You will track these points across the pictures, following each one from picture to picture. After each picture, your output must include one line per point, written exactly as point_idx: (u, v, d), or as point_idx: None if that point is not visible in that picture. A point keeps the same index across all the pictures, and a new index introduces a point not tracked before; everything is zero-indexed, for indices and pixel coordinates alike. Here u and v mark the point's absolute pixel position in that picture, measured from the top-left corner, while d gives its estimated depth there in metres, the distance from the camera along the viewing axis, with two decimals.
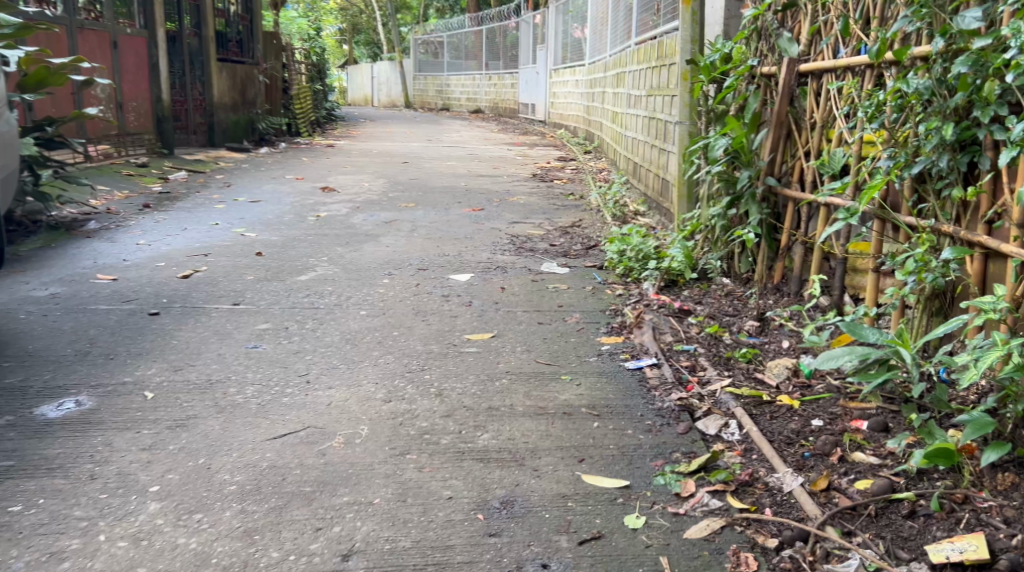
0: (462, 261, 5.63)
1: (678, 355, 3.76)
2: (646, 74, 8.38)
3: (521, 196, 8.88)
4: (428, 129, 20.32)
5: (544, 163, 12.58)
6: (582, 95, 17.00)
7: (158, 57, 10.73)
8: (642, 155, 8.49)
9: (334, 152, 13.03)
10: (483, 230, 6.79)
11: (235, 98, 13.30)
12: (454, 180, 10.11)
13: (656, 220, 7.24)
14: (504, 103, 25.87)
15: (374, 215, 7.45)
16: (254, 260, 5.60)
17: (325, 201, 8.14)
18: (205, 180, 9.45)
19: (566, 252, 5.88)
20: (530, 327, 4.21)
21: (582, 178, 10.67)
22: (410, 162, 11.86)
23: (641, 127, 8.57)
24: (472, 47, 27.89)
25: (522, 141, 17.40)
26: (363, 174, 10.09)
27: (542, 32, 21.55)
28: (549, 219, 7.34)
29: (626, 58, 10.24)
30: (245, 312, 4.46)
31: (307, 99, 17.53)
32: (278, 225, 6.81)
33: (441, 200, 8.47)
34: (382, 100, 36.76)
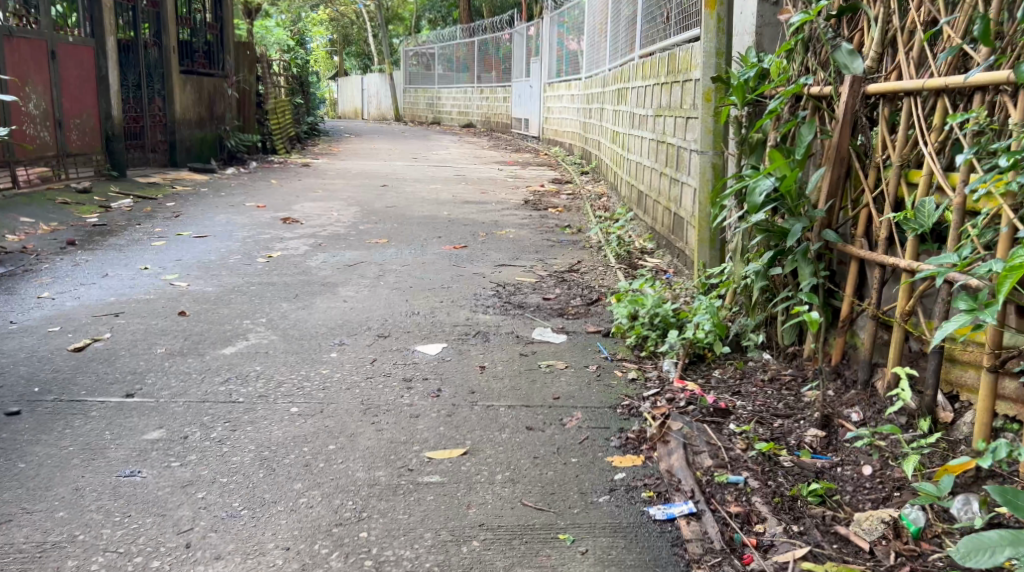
0: (431, 324, 4.54)
1: (723, 494, 2.64)
2: (655, 91, 7.31)
3: (510, 229, 7.81)
4: (415, 145, 19.29)
5: (538, 187, 11.55)
6: (578, 111, 15.94)
7: (107, 69, 9.64)
8: (648, 184, 7.43)
9: (308, 173, 11.96)
10: (463, 277, 5.71)
11: (202, 113, 12.23)
12: (436, 207, 9.04)
13: (667, 262, 6.20)
14: (496, 118, 24.84)
15: (337, 255, 6.39)
16: (174, 323, 4.53)
17: (283, 236, 7.07)
18: (153, 209, 8.37)
19: (561, 311, 4.78)
20: (514, 437, 3.09)
21: (580, 206, 9.60)
22: (390, 185, 10.83)
23: (648, 152, 7.50)
24: (465, 59, 26.86)
25: (515, 159, 16.39)
26: (333, 201, 9.01)
27: (536, 45, 20.50)
28: (542, 261, 6.27)
29: (630, 73, 9.18)
30: (137, 412, 3.38)
31: (286, 112, 16.46)
32: (219, 271, 5.74)
33: (418, 234, 7.38)
34: (372, 113, 35.82)
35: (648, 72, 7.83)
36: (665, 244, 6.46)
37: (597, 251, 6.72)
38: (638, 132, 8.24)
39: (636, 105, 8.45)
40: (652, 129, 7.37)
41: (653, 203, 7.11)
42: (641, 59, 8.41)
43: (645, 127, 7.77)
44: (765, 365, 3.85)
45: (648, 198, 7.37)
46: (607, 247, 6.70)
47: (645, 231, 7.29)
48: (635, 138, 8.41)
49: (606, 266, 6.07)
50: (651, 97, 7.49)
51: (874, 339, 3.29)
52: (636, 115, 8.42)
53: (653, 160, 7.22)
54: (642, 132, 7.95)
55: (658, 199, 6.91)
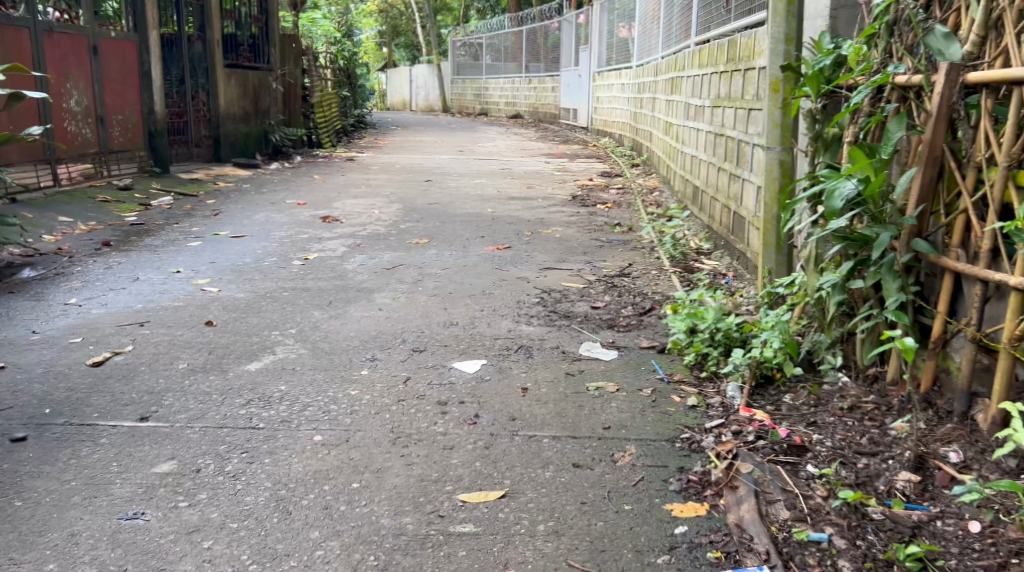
0: (470, 338, 4.21)
1: (804, 557, 2.31)
2: (713, 81, 6.92)
3: (558, 227, 7.45)
4: (462, 137, 19.01)
5: (586, 181, 11.18)
6: (628, 101, 15.52)
7: (150, 64, 9.39)
8: (705, 180, 7.05)
9: (353, 168, 11.74)
10: (507, 283, 5.36)
11: (247, 107, 12.04)
12: (481, 204, 8.72)
13: (725, 265, 5.85)
14: (544, 108, 24.45)
15: (376, 257, 6.10)
16: (200, 334, 4.24)
17: (321, 236, 6.81)
18: (192, 206, 8.15)
19: (611, 322, 4.42)
20: (558, 477, 2.76)
21: (630, 201, 9.22)
22: (435, 180, 10.55)
23: (706, 146, 7.11)
24: (513, 49, 26.49)
25: (563, 151, 16.03)
26: (375, 198, 8.75)
27: (586, 33, 20.06)
28: (592, 264, 5.90)
29: (685, 61, 8.76)
30: (150, 439, 3.11)
31: (331, 104, 16.23)
32: (252, 275, 5.48)
33: (462, 234, 7.05)
34: (420, 105, 35.67)
35: (705, 61, 7.44)
36: (725, 245, 6.08)
37: (649, 252, 6.34)
38: (693, 123, 7.85)
39: (692, 97, 8.06)
40: (710, 121, 6.98)
41: (711, 200, 6.73)
42: (697, 46, 8.01)
43: (702, 118, 7.38)
44: (842, 390, 3.45)
45: (704, 194, 6.99)
46: (662, 248, 6.33)
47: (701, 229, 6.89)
48: (691, 129, 8.02)
49: (662, 270, 5.69)
50: (709, 86, 7.10)
51: (972, 364, 2.84)
52: (692, 106, 8.03)
53: (711, 155, 6.84)
54: (698, 126, 7.57)
55: (716, 195, 6.53)
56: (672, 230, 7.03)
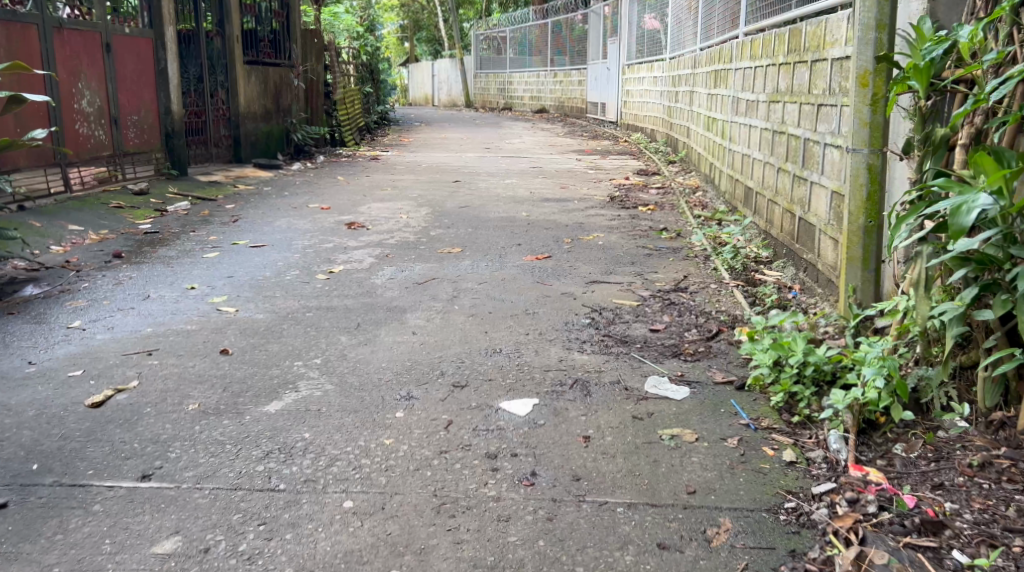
0: (518, 370, 3.71)
1: None
2: (773, 74, 6.45)
3: (600, 233, 6.95)
4: (487, 133, 18.49)
5: (621, 179, 10.68)
6: (661, 95, 14.98)
7: (166, 61, 8.93)
8: (763, 182, 6.59)
9: (378, 167, 11.29)
10: (553, 301, 4.86)
11: (268, 105, 11.61)
12: (514, 208, 8.24)
13: (789, 277, 5.48)
14: (571, 103, 23.89)
15: (406, 269, 5.64)
16: (214, 365, 3.76)
17: (346, 244, 6.35)
18: (210, 211, 7.69)
19: (675, 351, 3.94)
20: (641, 564, 2.35)
21: (672, 202, 8.70)
22: (463, 180, 10.08)
23: (763, 145, 6.65)
24: (538, 42, 25.93)
25: (593, 147, 15.51)
26: (403, 201, 8.30)
27: (614, 25, 19.50)
28: (643, 278, 5.40)
29: (732, 54, 8.27)
30: (153, 505, 2.63)
31: (353, 100, 15.75)
32: (273, 290, 5.01)
33: (498, 242, 6.55)
34: (443, 100, 35.23)
35: (760, 53, 6.97)
36: (791, 256, 5.61)
37: (703, 263, 5.85)
38: (746, 121, 7.37)
39: (744, 92, 7.57)
40: (768, 118, 6.52)
41: (771, 204, 6.27)
42: (749, 38, 7.53)
43: (758, 114, 6.92)
44: (964, 439, 2.97)
45: (763, 197, 6.53)
46: (719, 258, 5.86)
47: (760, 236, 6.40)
48: (742, 126, 7.54)
49: (723, 286, 5.21)
50: (767, 80, 6.64)
51: None
52: (744, 102, 7.55)
53: (771, 155, 6.38)
54: (752, 123, 7.10)
55: (778, 200, 6.07)
56: (726, 238, 6.55)
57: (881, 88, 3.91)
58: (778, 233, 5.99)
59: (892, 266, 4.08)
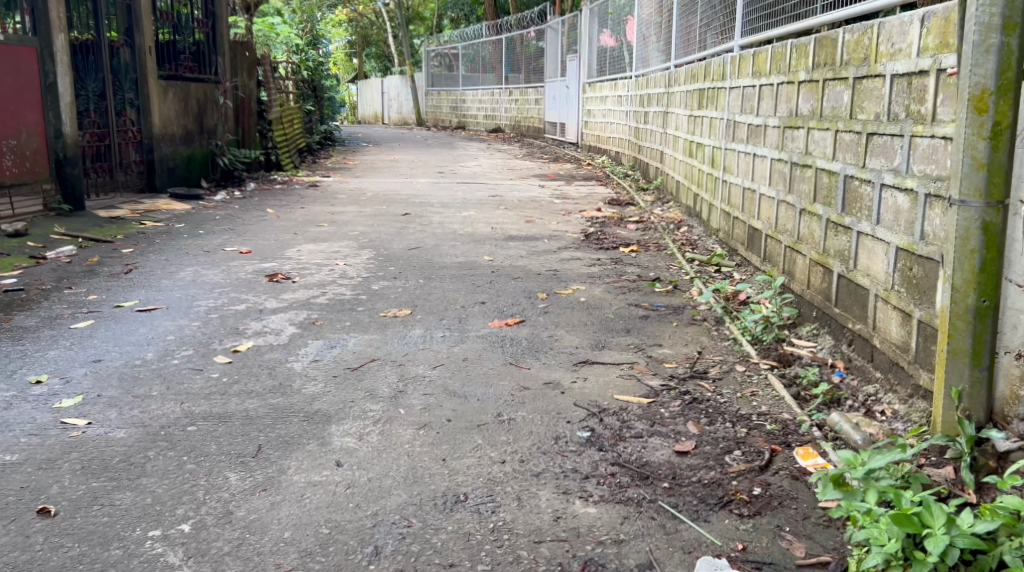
0: (491, 541, 2.47)
1: None
2: (790, 93, 5.34)
3: (580, 285, 5.73)
4: (439, 155, 17.23)
5: (592, 211, 9.51)
6: (627, 114, 13.88)
7: (56, 75, 7.54)
8: (780, 225, 5.46)
9: (315, 197, 9.96)
10: (536, 397, 3.61)
11: (191, 126, 10.18)
12: (474, 249, 6.99)
13: (827, 349, 4.40)
14: (527, 122, 22.74)
15: (337, 344, 4.35)
16: (18, 541, 2.47)
17: (264, 305, 5.05)
18: (102, 257, 6.33)
19: (722, 494, 2.72)
20: None
21: (656, 242, 7.54)
22: (413, 213, 8.82)
23: (778, 179, 5.53)
24: (492, 59, 24.79)
25: (555, 171, 14.36)
26: (341, 242, 7.00)
27: (573, 41, 18.41)
28: (648, 357, 4.17)
29: (726, 71, 7.18)
30: None
31: (293, 120, 14.37)
32: (150, 387, 3.70)
33: (457, 300, 5.29)
34: (394, 118, 33.95)
35: (768, 70, 5.88)
36: (831, 326, 4.47)
37: (716, 331, 4.66)
38: (749, 149, 6.26)
39: (744, 115, 6.47)
40: (784, 147, 5.42)
41: (795, 254, 5.15)
42: (750, 52, 6.45)
43: (766, 141, 5.81)
44: None
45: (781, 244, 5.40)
46: (735, 325, 4.69)
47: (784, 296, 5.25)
48: (744, 157, 6.42)
49: (754, 367, 4.03)
50: (781, 101, 5.53)
51: None
52: (744, 127, 6.45)
53: (790, 193, 5.27)
54: (759, 152, 5.99)
55: (805, 250, 4.94)
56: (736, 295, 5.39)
57: (1005, 115, 2.78)
58: (807, 293, 4.85)
59: (1014, 363, 2.87)
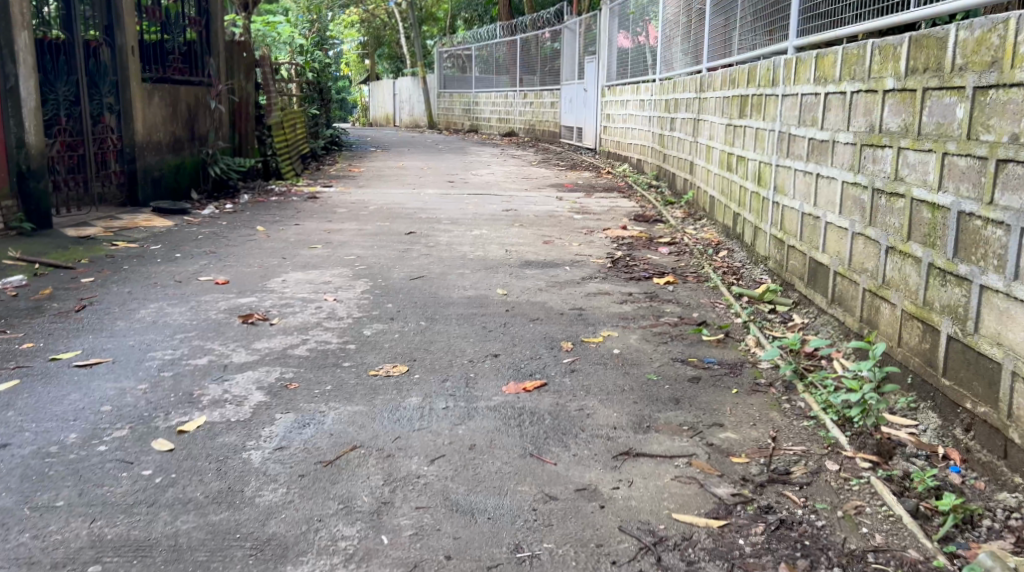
0: None
1: None
2: (870, 103, 4.49)
3: (613, 332, 4.81)
4: (450, 162, 16.34)
5: (617, 229, 8.60)
6: (650, 120, 12.96)
7: (17, 77, 6.64)
8: (855, 262, 4.61)
9: (312, 211, 9.08)
10: (569, 515, 2.72)
11: (182, 133, 9.18)
12: (486, 279, 6.08)
13: (934, 434, 3.52)
14: (542, 126, 21.82)
15: (312, 419, 3.45)
16: None
17: (232, 358, 4.14)
18: (54, 288, 5.42)
19: None
20: None
21: (695, 270, 6.62)
22: (419, 232, 7.92)
23: (852, 208, 4.69)
24: (506, 60, 23.90)
25: (573, 180, 13.45)
26: (333, 269, 6.10)
27: (591, 42, 17.49)
28: (709, 446, 3.26)
29: (777, 76, 6.31)
30: None
31: (294, 124, 13.48)
32: (56, 492, 2.78)
33: (465, 351, 4.37)
34: (405, 120, 33.14)
35: (836, 75, 5.03)
36: (940, 400, 3.60)
37: (789, 404, 3.76)
38: (810, 168, 5.40)
39: (802, 127, 5.61)
40: (862, 169, 4.57)
41: (878, 301, 4.29)
42: (808, 54, 5.60)
43: (835, 160, 4.96)
44: None
45: (858, 285, 4.54)
46: (812, 394, 3.81)
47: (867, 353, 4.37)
48: (802, 176, 5.56)
49: (850, 467, 3.14)
50: (857, 112, 4.69)
51: None
52: (802, 141, 5.59)
53: (871, 225, 4.41)
54: (824, 172, 5.14)
55: (894, 297, 4.09)
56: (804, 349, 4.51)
57: None
58: (901, 351, 3.99)
59: None
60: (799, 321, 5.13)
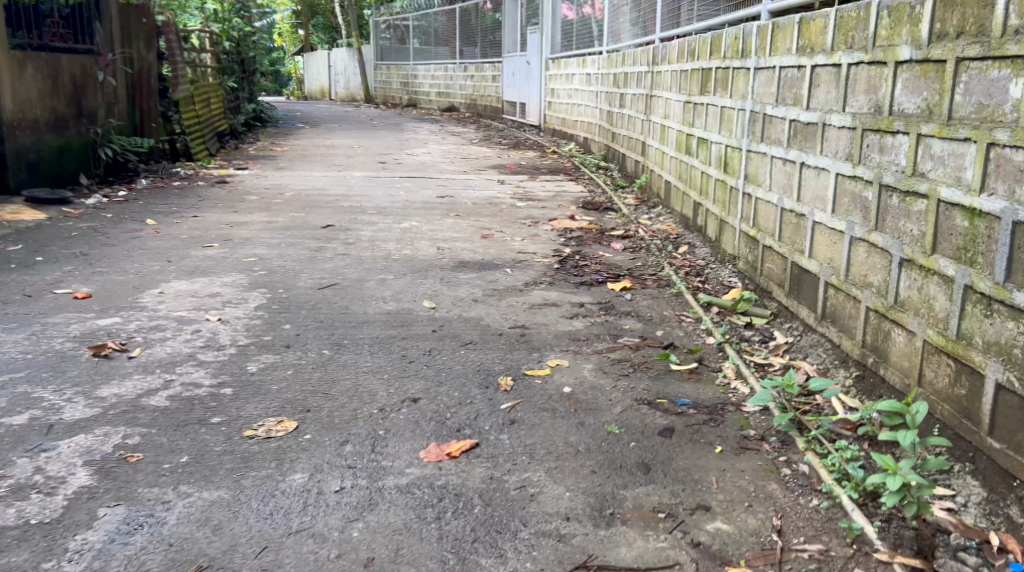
0: None
1: None
2: (875, 78, 3.66)
3: (562, 361, 3.92)
4: (384, 140, 15.27)
5: (564, 219, 7.71)
6: (597, 96, 12.09)
7: None
8: (855, 274, 3.79)
9: (219, 200, 8.03)
10: None
11: (66, 109, 8.02)
12: (411, 287, 5.14)
13: (980, 512, 2.71)
14: (483, 101, 20.82)
15: (149, 517, 2.49)
16: None
17: (62, 412, 3.13)
18: None
19: None
20: None
21: (654, 271, 5.76)
22: (338, 225, 6.93)
23: (850, 206, 3.86)
24: (445, 32, 22.80)
25: (517, 161, 12.52)
26: (227, 277, 5.11)
27: (534, 13, 16.51)
28: (697, 551, 2.41)
29: (747, 46, 5.45)
30: None
31: (207, 99, 12.46)
32: None
33: (376, 394, 3.45)
34: (341, 94, 31.82)
35: (826, 44, 4.19)
36: (984, 464, 2.80)
37: (791, 470, 2.90)
38: (791, 156, 4.57)
39: (780, 106, 4.78)
40: (863, 159, 3.74)
41: (888, 324, 3.48)
42: (787, 20, 4.74)
43: (825, 147, 4.13)
44: None
45: (860, 302, 3.72)
46: (817, 455, 2.98)
47: (874, 390, 3.55)
48: (781, 165, 4.73)
49: None
50: (857, 89, 3.85)
51: None
52: (781, 123, 4.75)
53: (877, 229, 3.59)
54: (811, 161, 4.31)
55: (912, 323, 3.27)
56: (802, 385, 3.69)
57: None
58: (922, 393, 3.19)
59: None
60: (782, 339, 4.31)
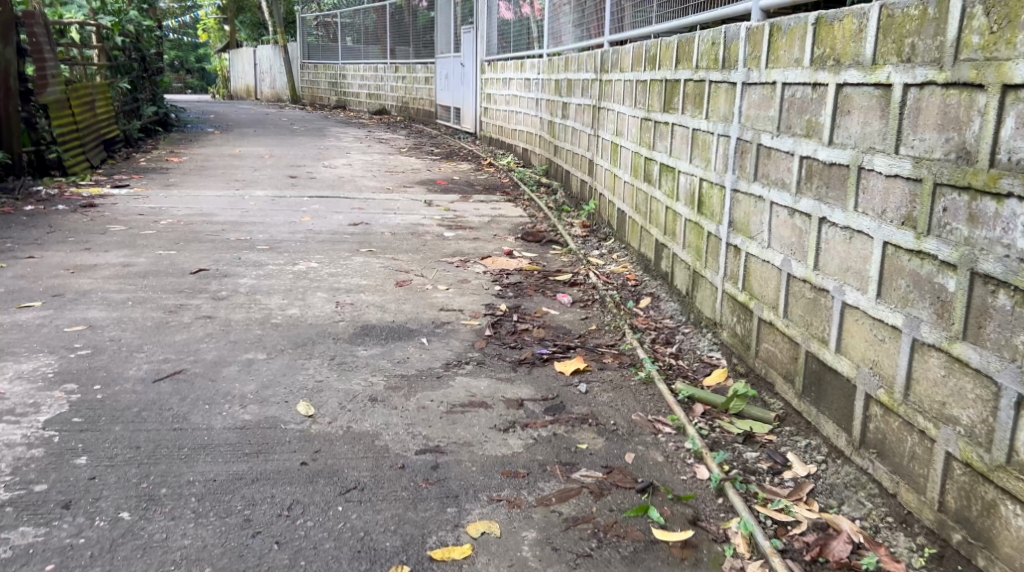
0: None
1: None
2: (956, 107, 2.40)
3: (491, 525, 2.65)
4: (301, 148, 13.85)
5: (497, 256, 6.43)
6: (536, 104, 10.84)
7: None
8: (919, 397, 2.54)
9: (74, 235, 6.62)
10: None
11: None
12: (286, 376, 3.82)
13: None
14: (416, 104, 19.44)
15: None
16: None
17: None
18: None
19: None
20: None
21: (613, 338, 4.52)
22: (211, 272, 5.59)
23: (908, 292, 2.61)
24: (375, 29, 21.36)
25: (448, 175, 11.20)
26: (26, 368, 3.76)
27: (468, 11, 15.19)
28: None
29: (730, 53, 4.18)
30: None
31: (89, 102, 11.02)
32: None
33: None
34: (267, 93, 30.13)
35: (858, 53, 2.91)
36: None
37: None
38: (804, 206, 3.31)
39: (785, 135, 3.51)
40: (934, 228, 2.48)
41: (990, 492, 2.23)
42: (793, 19, 3.47)
43: (861, 201, 2.87)
44: None
45: (932, 441, 2.47)
46: None
47: None
48: (788, 215, 3.47)
49: None
50: (916, 121, 2.59)
51: None
52: (788, 160, 3.48)
53: (963, 338, 2.34)
54: (837, 218, 3.04)
55: None
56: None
57: None
58: None
59: None
60: (801, 462, 3.07)
